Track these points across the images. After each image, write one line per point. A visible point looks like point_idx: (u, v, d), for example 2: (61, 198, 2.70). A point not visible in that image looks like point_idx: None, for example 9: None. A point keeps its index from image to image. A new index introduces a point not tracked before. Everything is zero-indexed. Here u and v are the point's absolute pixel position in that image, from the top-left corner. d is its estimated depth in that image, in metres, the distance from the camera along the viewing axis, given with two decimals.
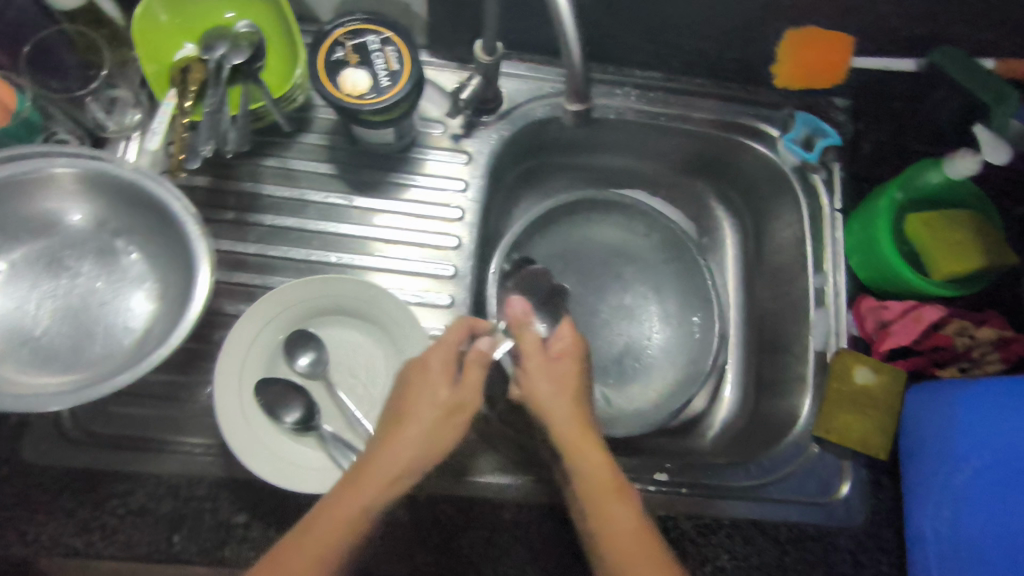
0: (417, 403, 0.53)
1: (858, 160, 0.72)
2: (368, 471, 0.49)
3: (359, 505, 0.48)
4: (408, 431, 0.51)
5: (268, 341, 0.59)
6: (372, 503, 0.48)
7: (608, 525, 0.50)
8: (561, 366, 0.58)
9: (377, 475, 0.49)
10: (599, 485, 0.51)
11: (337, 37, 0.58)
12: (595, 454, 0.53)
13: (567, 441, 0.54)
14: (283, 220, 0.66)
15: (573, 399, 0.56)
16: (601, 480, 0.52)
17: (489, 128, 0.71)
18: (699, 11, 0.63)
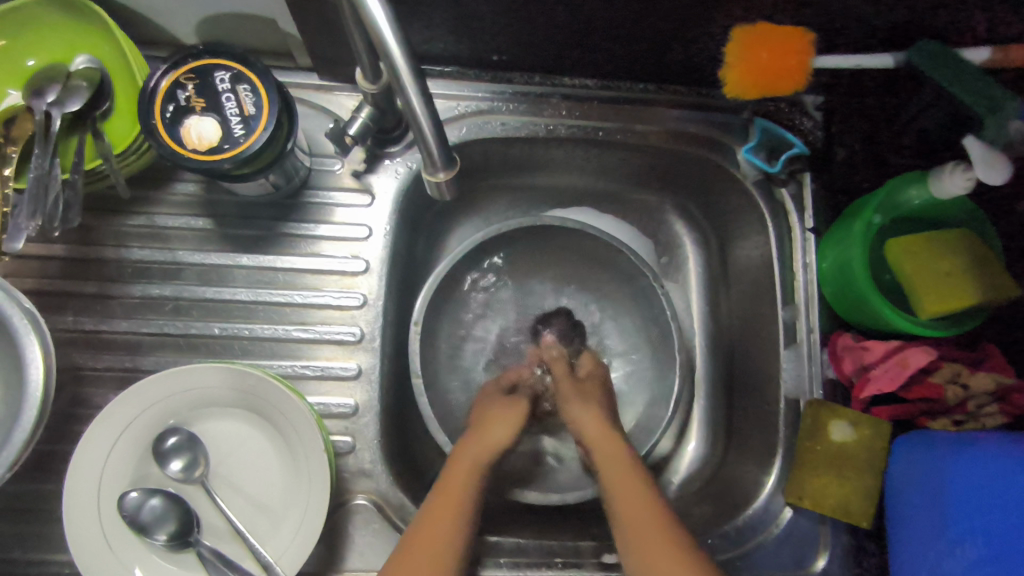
0: (475, 441, 0.53)
1: (831, 170, 0.62)
2: (443, 503, 0.48)
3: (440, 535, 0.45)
4: (458, 472, 0.50)
5: (131, 449, 0.50)
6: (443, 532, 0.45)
7: (639, 531, 0.46)
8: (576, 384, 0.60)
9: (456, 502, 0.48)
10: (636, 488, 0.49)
11: (177, 77, 0.47)
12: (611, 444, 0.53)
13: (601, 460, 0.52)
14: (156, 289, 0.57)
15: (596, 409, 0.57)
16: (637, 490, 0.49)
17: (396, 160, 0.60)
18: (622, 12, 0.52)
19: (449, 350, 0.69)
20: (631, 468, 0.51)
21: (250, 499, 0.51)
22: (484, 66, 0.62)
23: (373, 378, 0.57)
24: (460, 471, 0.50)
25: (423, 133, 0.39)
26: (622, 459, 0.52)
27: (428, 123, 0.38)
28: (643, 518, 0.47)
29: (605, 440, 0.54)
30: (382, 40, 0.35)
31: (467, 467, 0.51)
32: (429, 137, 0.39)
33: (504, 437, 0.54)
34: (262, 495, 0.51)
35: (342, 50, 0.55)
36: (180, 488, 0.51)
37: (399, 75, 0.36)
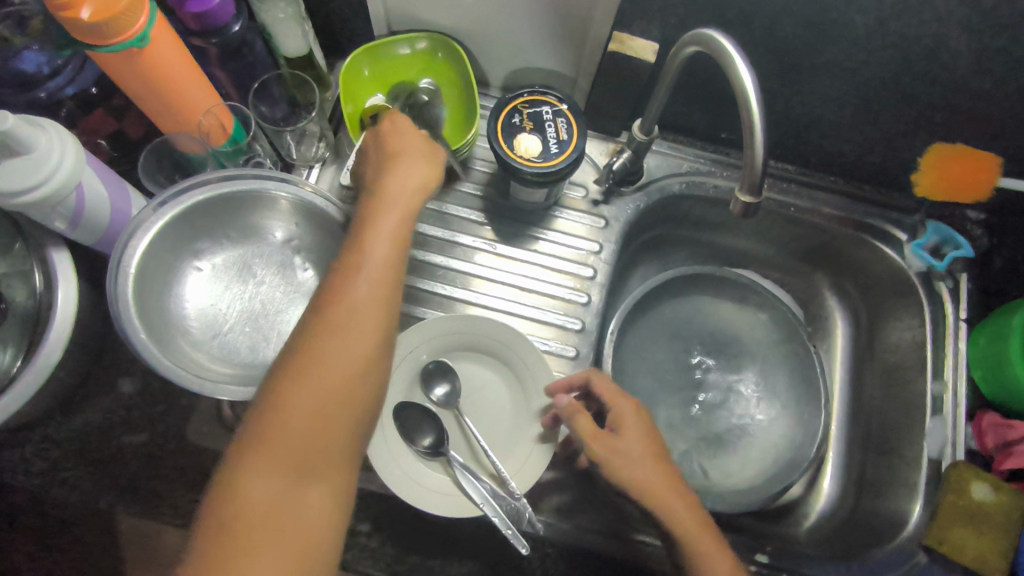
0: (388, 192, 0.52)
1: (987, 274, 0.73)
2: (334, 299, 0.45)
3: (355, 341, 0.44)
4: (378, 220, 0.50)
5: (405, 371, 0.63)
6: (360, 338, 0.44)
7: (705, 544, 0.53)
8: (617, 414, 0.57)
9: (363, 268, 0.47)
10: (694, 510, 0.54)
11: (517, 105, 0.65)
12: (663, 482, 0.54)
13: (649, 484, 0.54)
14: (432, 257, 0.72)
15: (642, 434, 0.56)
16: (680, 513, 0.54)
17: (627, 198, 0.76)
18: (846, 114, 0.67)
19: (625, 363, 0.81)
20: (673, 487, 0.54)
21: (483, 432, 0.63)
22: (709, 139, 0.77)
23: (583, 362, 0.70)
24: (392, 196, 0.51)
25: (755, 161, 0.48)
26: (670, 481, 0.55)
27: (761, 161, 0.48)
28: (692, 517, 0.54)
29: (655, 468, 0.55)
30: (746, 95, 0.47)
31: (387, 236, 0.49)
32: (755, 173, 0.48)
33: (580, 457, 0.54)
34: (495, 431, 0.63)
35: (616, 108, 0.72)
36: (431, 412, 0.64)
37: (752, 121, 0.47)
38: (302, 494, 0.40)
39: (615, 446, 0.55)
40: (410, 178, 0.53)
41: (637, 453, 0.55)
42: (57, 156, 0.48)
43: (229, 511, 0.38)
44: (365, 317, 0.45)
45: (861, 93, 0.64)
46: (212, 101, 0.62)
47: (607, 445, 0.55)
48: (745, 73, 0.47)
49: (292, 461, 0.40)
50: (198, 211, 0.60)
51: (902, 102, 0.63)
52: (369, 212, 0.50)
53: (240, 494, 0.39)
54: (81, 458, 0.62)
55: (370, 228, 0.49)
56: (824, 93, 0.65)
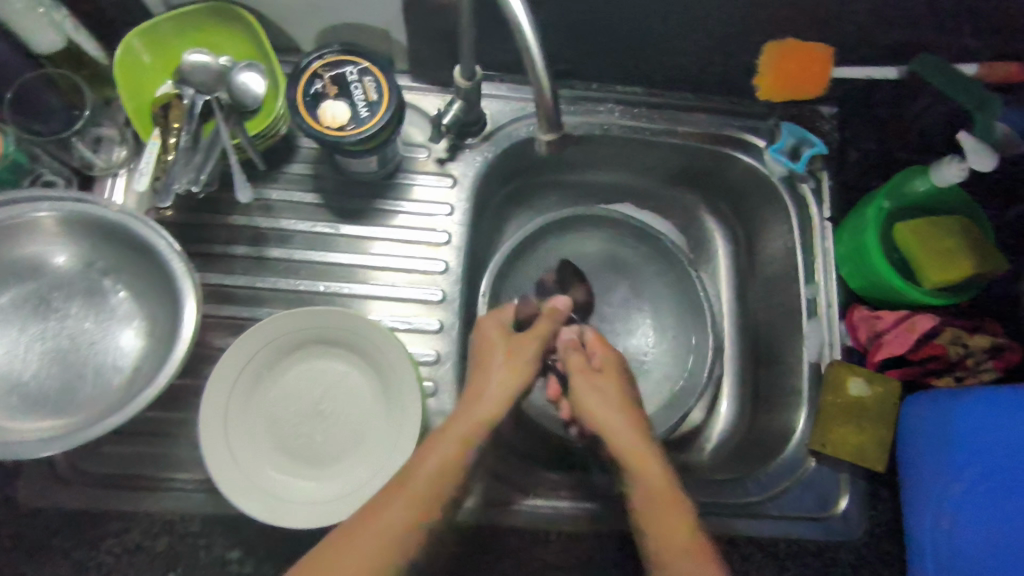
0: (507, 341, 0.57)
1: (845, 168, 0.72)
2: (443, 434, 0.50)
3: (426, 474, 0.48)
4: (478, 399, 0.53)
5: (249, 381, 0.59)
6: (426, 471, 0.48)
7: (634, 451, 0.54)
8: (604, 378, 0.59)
9: (478, 420, 0.51)
10: (632, 446, 0.53)
11: (314, 70, 0.58)
12: (620, 418, 0.55)
13: (613, 427, 0.55)
14: (271, 251, 0.66)
15: (617, 384, 0.58)
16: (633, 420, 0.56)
17: (474, 151, 0.71)
18: (674, 26, 0.62)
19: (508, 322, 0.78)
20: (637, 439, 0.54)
21: (344, 428, 0.59)
22: (550, 74, 0.73)
23: (452, 333, 0.66)
24: (490, 322, 0.59)
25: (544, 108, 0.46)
26: (637, 432, 0.54)
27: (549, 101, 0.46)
28: (635, 445, 0.53)
29: (626, 414, 0.56)
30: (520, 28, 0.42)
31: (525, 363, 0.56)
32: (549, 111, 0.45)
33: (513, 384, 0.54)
34: (357, 425, 0.59)
35: (436, 54, 0.65)
36: (284, 417, 0.59)
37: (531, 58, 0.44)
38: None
39: (595, 384, 0.58)
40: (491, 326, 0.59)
41: (612, 396, 0.57)
42: None
43: None
44: (450, 441, 0.50)
45: (681, 2, 0.59)
46: None
47: (577, 388, 0.58)
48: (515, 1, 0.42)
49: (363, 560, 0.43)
50: None
51: (723, 5, 0.59)
52: (477, 371, 0.55)
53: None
54: None
55: (486, 364, 0.56)
56: (645, 6, 0.60)
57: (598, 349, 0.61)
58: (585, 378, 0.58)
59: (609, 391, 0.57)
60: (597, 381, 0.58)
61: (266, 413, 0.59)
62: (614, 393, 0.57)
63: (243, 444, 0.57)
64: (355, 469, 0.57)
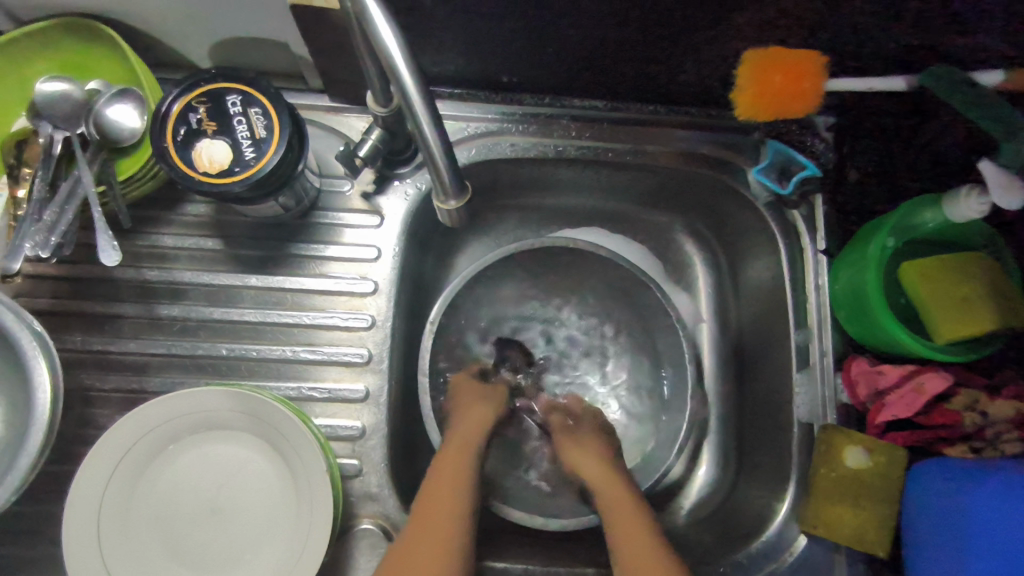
0: (476, 409, 0.59)
1: (843, 192, 0.61)
2: (441, 483, 0.52)
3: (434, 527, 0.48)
4: (460, 439, 0.56)
5: (129, 476, 0.49)
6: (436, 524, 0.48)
7: (616, 505, 0.53)
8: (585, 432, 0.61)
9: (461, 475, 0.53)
10: (616, 491, 0.54)
11: (189, 103, 0.48)
12: (601, 468, 0.57)
13: (598, 478, 0.56)
14: (164, 309, 0.56)
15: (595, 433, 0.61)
16: (616, 474, 0.56)
17: (405, 181, 0.60)
18: (632, 34, 0.52)
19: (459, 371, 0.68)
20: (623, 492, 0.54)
21: (245, 527, 0.50)
22: (495, 87, 0.62)
23: (380, 400, 0.57)
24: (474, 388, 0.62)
25: (437, 163, 0.38)
26: (617, 482, 0.55)
27: (442, 154, 0.38)
28: (616, 488, 0.55)
29: (603, 465, 0.57)
30: (394, 67, 0.35)
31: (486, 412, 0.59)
32: (441, 163, 0.38)
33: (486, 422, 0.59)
34: (260, 523, 0.50)
35: (352, 71, 0.55)
36: (174, 515, 0.50)
37: (411, 101, 0.36)
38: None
39: (579, 442, 0.60)
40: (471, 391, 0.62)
41: (593, 448, 0.59)
42: None
43: None
44: (444, 498, 0.50)
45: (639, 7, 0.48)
46: None
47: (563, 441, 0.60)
48: (386, 33, 0.35)
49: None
50: None
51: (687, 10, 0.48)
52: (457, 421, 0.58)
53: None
54: None
55: (455, 444, 0.56)
56: (594, 15, 0.50)
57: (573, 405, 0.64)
58: (574, 437, 0.60)
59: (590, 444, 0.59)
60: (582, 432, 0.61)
61: (152, 511, 0.49)
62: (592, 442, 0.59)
63: (124, 554, 0.48)
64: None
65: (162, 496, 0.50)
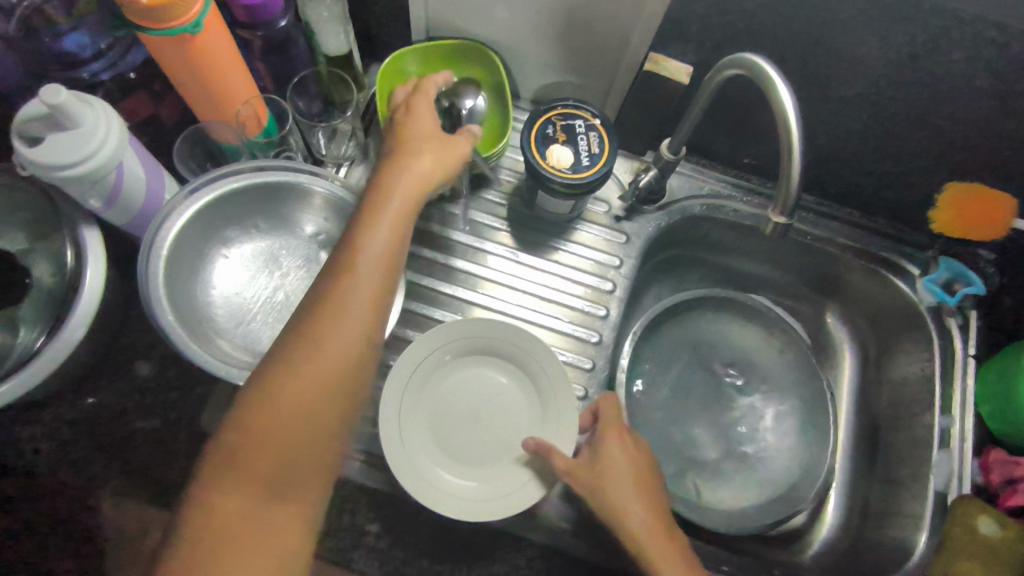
0: (407, 166, 0.51)
1: (997, 313, 0.75)
2: (342, 285, 0.45)
3: (329, 357, 0.43)
4: (359, 259, 0.46)
5: (427, 374, 0.64)
6: (330, 353, 0.43)
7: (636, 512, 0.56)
8: (613, 468, 0.58)
9: (347, 296, 0.45)
10: (646, 518, 0.55)
11: (550, 116, 0.66)
12: (634, 499, 0.56)
13: (619, 503, 0.56)
14: (455, 261, 0.73)
15: (620, 463, 0.58)
16: (630, 488, 0.57)
17: (649, 216, 0.77)
18: (870, 146, 0.69)
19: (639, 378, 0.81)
20: (654, 516, 0.56)
21: (501, 437, 0.63)
22: (733, 164, 0.79)
23: (600, 373, 0.71)
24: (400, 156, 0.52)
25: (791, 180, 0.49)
26: (654, 506, 0.57)
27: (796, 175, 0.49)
28: (648, 520, 0.55)
29: (636, 495, 0.57)
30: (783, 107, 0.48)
31: (611, 491, 0.56)
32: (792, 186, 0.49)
33: (392, 250, 0.47)
34: (509, 437, 0.63)
35: (644, 126, 0.73)
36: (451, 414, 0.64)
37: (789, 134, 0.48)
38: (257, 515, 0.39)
39: (599, 476, 0.57)
40: (423, 143, 0.53)
41: (621, 479, 0.57)
42: (101, 137, 0.48)
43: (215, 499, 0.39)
44: (349, 312, 0.44)
45: (885, 127, 0.66)
46: (251, 94, 0.63)
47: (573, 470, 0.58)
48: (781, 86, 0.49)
49: (281, 454, 0.41)
50: (232, 199, 0.60)
51: (924, 138, 0.65)
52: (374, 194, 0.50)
53: (222, 505, 0.38)
54: (92, 440, 0.61)
55: (381, 195, 0.50)
56: (849, 124, 0.67)
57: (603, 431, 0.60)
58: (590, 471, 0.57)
59: (618, 472, 0.58)
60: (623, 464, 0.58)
61: (431, 405, 0.64)
62: (621, 469, 0.58)
63: (413, 429, 0.62)
64: (507, 478, 0.61)
65: (441, 396, 0.64)
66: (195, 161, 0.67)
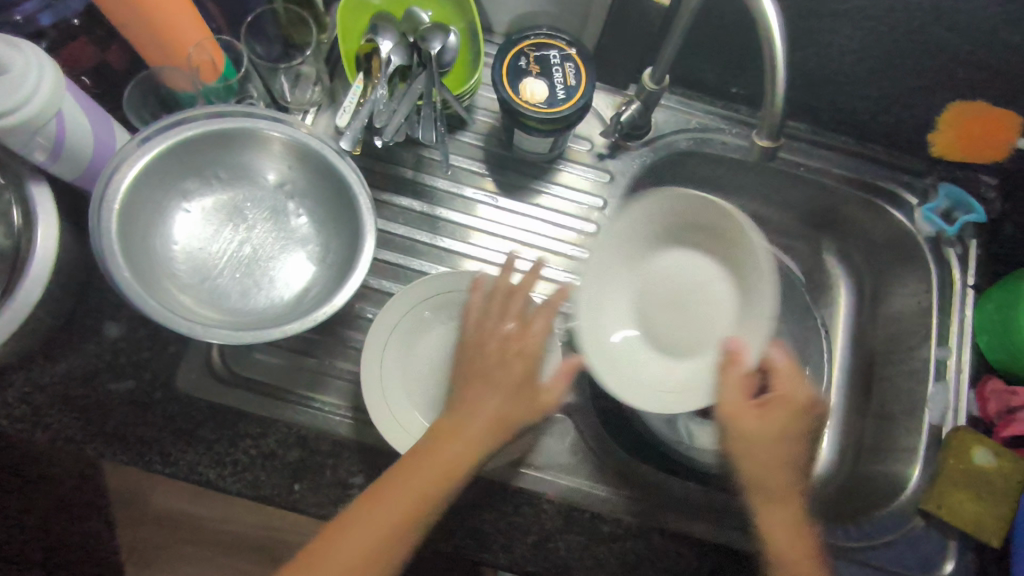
0: (476, 322, 0.58)
1: (998, 241, 0.72)
2: (462, 407, 0.53)
3: (429, 477, 0.50)
4: (478, 360, 0.56)
5: (402, 330, 0.62)
6: (430, 478, 0.49)
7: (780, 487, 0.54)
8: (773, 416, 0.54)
9: (474, 368, 0.56)
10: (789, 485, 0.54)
11: (522, 48, 0.62)
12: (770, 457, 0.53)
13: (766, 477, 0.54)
14: (431, 208, 0.70)
15: (783, 440, 0.54)
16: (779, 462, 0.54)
17: (632, 153, 0.74)
18: (865, 67, 0.65)
19: None
20: (776, 482, 0.54)
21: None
22: (720, 95, 0.75)
23: None
24: (475, 332, 0.58)
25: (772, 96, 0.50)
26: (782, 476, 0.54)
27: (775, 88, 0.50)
28: (791, 505, 0.54)
29: (768, 470, 0.54)
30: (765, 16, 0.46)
31: (756, 447, 0.53)
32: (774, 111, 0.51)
33: (486, 430, 0.52)
34: None
35: (625, 57, 0.69)
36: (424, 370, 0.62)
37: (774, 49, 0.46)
38: (405, 515, 0.49)
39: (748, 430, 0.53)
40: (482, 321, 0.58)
41: (770, 437, 0.54)
42: (32, 81, 0.45)
43: (367, 504, 0.49)
44: (448, 449, 0.51)
45: (883, 44, 0.62)
46: (201, 35, 0.59)
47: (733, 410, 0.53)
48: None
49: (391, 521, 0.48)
50: (188, 147, 0.57)
51: (925, 54, 0.61)
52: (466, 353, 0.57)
53: (354, 517, 0.49)
54: (65, 405, 0.58)
55: (459, 407, 0.53)
56: (843, 42, 0.62)
57: (796, 386, 0.56)
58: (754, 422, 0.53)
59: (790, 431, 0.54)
60: (773, 418, 0.54)
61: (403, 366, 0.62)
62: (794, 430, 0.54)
63: (389, 389, 0.60)
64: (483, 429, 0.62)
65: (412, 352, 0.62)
66: (149, 110, 0.64)
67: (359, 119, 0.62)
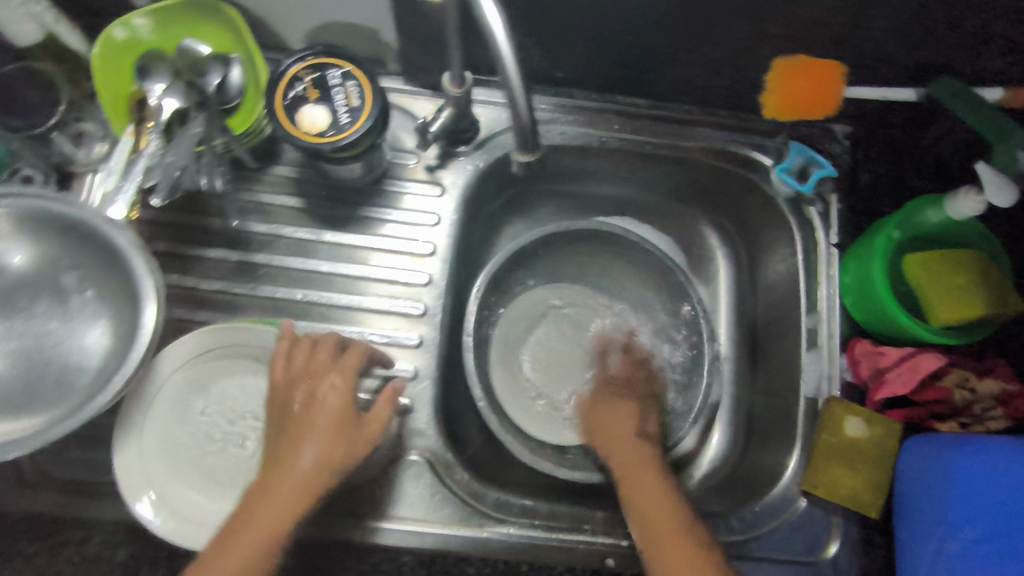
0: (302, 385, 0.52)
1: (856, 193, 0.68)
2: (268, 482, 0.49)
3: (239, 554, 0.46)
4: (287, 427, 0.51)
5: (175, 389, 0.59)
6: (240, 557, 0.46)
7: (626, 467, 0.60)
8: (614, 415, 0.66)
9: (289, 441, 0.50)
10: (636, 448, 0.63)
11: (295, 73, 0.55)
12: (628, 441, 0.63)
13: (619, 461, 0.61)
14: (252, 256, 0.64)
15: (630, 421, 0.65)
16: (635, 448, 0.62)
17: (464, 159, 0.68)
18: (677, 36, 0.59)
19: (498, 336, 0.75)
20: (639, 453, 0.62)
21: (260, 441, 0.59)
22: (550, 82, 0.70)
23: (432, 348, 0.64)
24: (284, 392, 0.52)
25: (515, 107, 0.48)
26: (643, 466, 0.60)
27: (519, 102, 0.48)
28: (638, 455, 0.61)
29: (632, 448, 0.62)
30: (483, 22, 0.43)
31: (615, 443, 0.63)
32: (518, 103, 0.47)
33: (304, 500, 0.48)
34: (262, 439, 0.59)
35: (428, 60, 0.62)
36: (201, 426, 0.59)
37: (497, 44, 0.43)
38: None
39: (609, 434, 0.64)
40: (304, 384, 0.52)
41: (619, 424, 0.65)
42: None
43: None
44: (261, 522, 0.47)
45: (685, 12, 0.56)
46: None
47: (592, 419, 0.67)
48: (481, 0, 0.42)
49: None
50: None
51: (731, 16, 0.56)
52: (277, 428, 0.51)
53: None
54: None
55: (267, 477, 0.49)
56: (643, 14, 0.57)
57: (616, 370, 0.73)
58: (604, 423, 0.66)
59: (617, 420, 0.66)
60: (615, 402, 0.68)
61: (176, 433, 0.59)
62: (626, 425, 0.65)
63: (165, 452, 0.58)
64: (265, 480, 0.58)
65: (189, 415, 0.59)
66: None
67: (130, 180, 0.55)
